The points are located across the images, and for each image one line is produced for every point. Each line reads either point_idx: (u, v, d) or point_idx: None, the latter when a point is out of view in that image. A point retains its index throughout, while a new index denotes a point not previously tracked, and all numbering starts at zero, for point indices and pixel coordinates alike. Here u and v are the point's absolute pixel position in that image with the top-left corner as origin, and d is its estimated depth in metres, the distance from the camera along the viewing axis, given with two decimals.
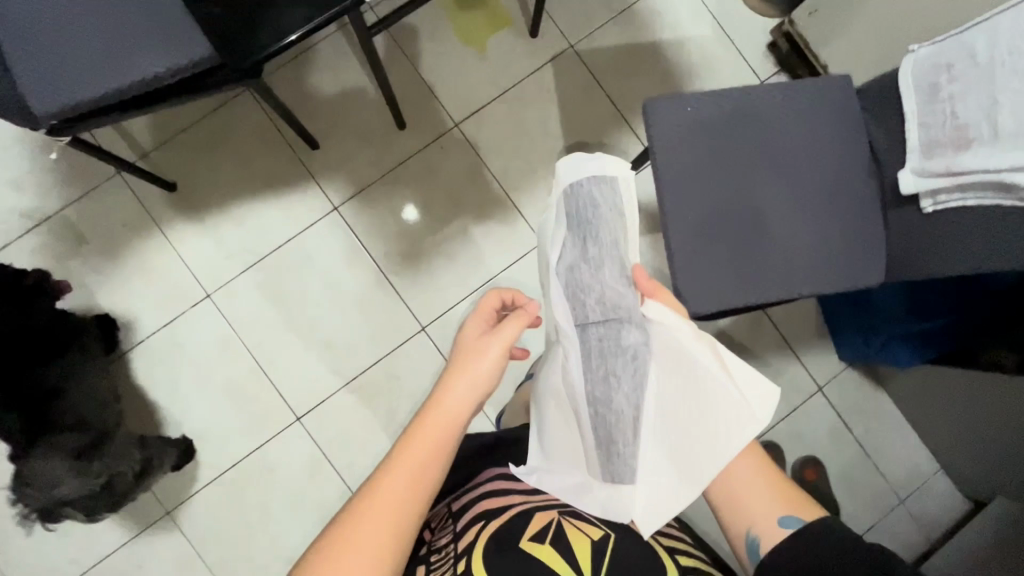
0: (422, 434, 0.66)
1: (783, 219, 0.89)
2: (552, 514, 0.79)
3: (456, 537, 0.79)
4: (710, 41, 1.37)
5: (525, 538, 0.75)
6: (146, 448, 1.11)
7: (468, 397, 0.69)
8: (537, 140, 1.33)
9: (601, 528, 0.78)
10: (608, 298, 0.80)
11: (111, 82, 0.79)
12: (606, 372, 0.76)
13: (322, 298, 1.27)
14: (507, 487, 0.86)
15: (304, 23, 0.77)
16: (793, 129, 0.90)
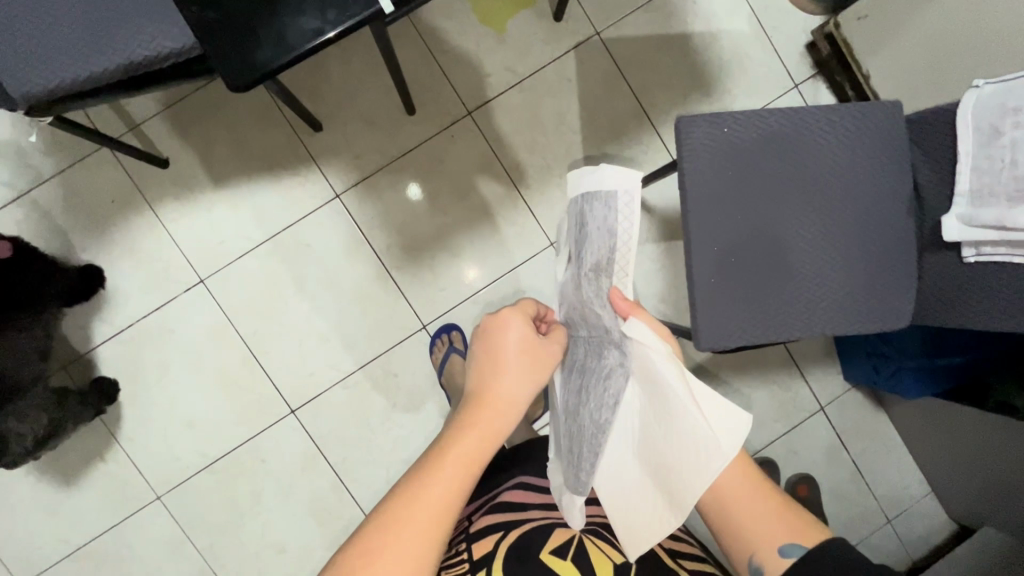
0: (471, 434, 0.63)
1: (812, 255, 0.84)
2: (572, 533, 0.78)
3: (470, 541, 0.78)
4: (745, 36, 1.27)
5: (546, 550, 0.74)
6: (63, 410, 1.05)
7: (516, 398, 0.67)
8: (554, 135, 1.25)
9: (622, 553, 0.77)
10: (589, 315, 0.77)
11: (93, 65, 0.71)
12: (581, 388, 0.75)
13: (320, 289, 1.22)
14: (529, 498, 0.86)
15: (311, 36, 0.61)
16: (832, 154, 0.83)
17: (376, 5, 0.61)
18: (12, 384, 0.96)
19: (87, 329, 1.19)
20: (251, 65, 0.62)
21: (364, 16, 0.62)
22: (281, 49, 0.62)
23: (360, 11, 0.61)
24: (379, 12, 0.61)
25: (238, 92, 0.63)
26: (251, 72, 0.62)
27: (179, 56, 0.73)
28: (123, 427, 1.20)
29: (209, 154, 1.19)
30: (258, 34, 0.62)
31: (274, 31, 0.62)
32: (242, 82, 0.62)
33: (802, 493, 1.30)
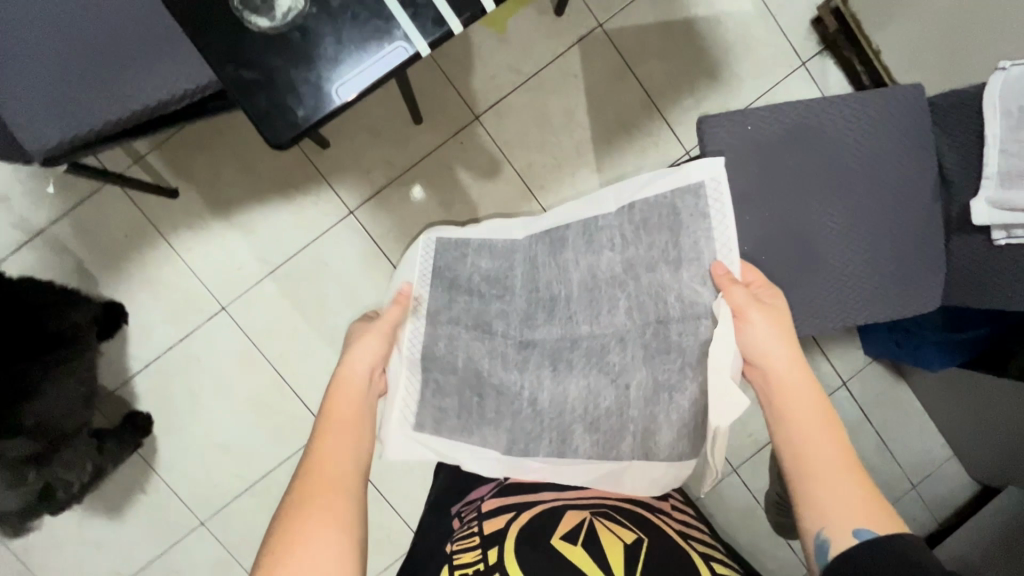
0: (341, 395, 0.69)
1: (844, 244, 0.84)
2: (583, 515, 0.76)
3: (481, 516, 0.79)
4: (749, 17, 1.25)
5: (557, 536, 0.73)
6: (102, 455, 1.06)
7: (375, 362, 0.74)
8: (562, 132, 1.24)
9: (634, 531, 0.73)
10: (685, 295, 0.75)
11: (108, 115, 0.70)
12: (630, 357, 0.79)
13: (341, 307, 1.22)
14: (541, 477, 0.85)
15: (348, 86, 0.60)
16: (856, 140, 0.83)
17: (413, 48, 0.60)
18: (59, 433, 0.98)
19: (113, 364, 1.19)
20: (286, 119, 0.60)
21: (400, 59, 0.60)
22: (319, 102, 0.60)
23: (398, 55, 0.60)
24: (415, 55, 0.60)
25: (279, 147, 0.60)
26: (290, 127, 0.60)
27: (194, 96, 0.72)
28: (160, 459, 1.21)
29: (219, 181, 1.18)
30: (293, 88, 0.60)
31: (309, 84, 0.60)
32: (280, 138, 0.60)
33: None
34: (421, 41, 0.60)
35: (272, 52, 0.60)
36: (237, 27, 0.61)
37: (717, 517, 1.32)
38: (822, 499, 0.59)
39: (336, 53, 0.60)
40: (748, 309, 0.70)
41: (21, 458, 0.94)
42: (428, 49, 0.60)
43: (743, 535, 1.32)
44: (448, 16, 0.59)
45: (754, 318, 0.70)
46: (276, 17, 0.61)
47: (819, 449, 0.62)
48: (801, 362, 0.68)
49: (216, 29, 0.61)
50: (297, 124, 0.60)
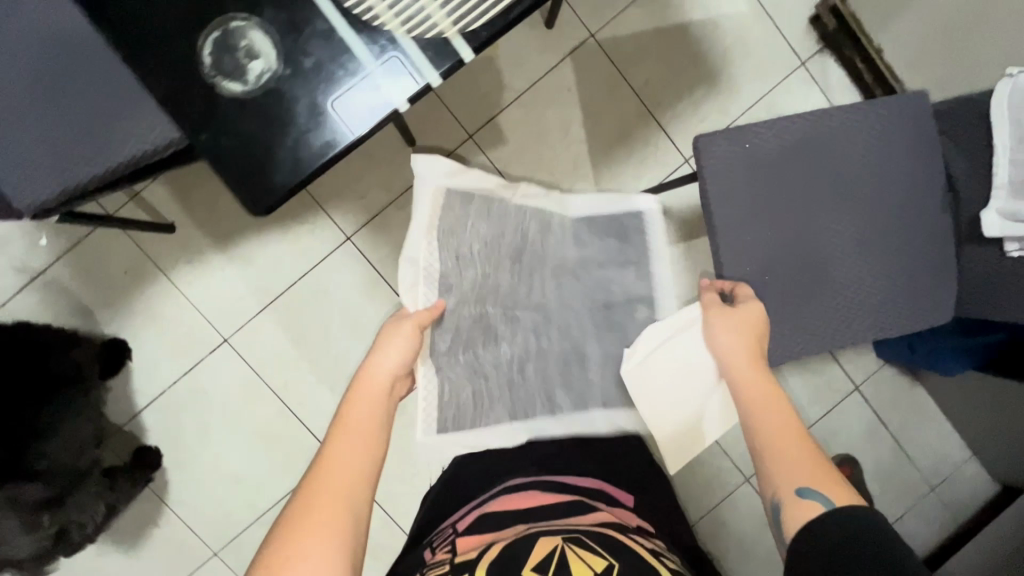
0: (359, 402, 0.66)
1: (851, 260, 0.81)
2: (555, 541, 0.64)
3: (454, 549, 0.69)
4: (746, 18, 1.22)
5: (529, 565, 0.60)
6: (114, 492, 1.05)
7: (399, 369, 0.70)
8: (558, 147, 1.21)
9: (606, 558, 0.61)
10: (628, 288, 0.95)
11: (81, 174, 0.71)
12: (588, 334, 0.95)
13: (342, 332, 1.22)
14: (518, 503, 0.77)
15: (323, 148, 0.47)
16: (861, 152, 0.80)
17: (387, 106, 0.47)
18: (72, 474, 0.98)
19: (120, 401, 1.19)
20: (266, 179, 0.47)
21: (380, 113, 0.47)
22: (302, 158, 0.47)
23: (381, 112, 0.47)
24: (392, 114, 0.47)
25: (260, 213, 0.47)
26: (271, 192, 0.47)
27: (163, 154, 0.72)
28: (172, 492, 1.21)
29: (215, 214, 1.17)
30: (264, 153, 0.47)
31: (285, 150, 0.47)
32: (262, 204, 0.47)
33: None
34: (401, 96, 0.47)
35: (238, 107, 0.47)
36: (189, 79, 0.47)
37: (732, 529, 1.30)
38: (777, 467, 0.61)
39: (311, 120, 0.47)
40: (711, 312, 0.75)
41: (35, 503, 0.94)
42: (406, 107, 0.47)
43: (759, 545, 1.30)
44: (421, 68, 0.46)
45: (716, 320, 0.74)
46: (249, 80, 0.47)
47: (781, 423, 0.64)
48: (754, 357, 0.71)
49: (159, 79, 0.48)
50: (278, 185, 0.47)
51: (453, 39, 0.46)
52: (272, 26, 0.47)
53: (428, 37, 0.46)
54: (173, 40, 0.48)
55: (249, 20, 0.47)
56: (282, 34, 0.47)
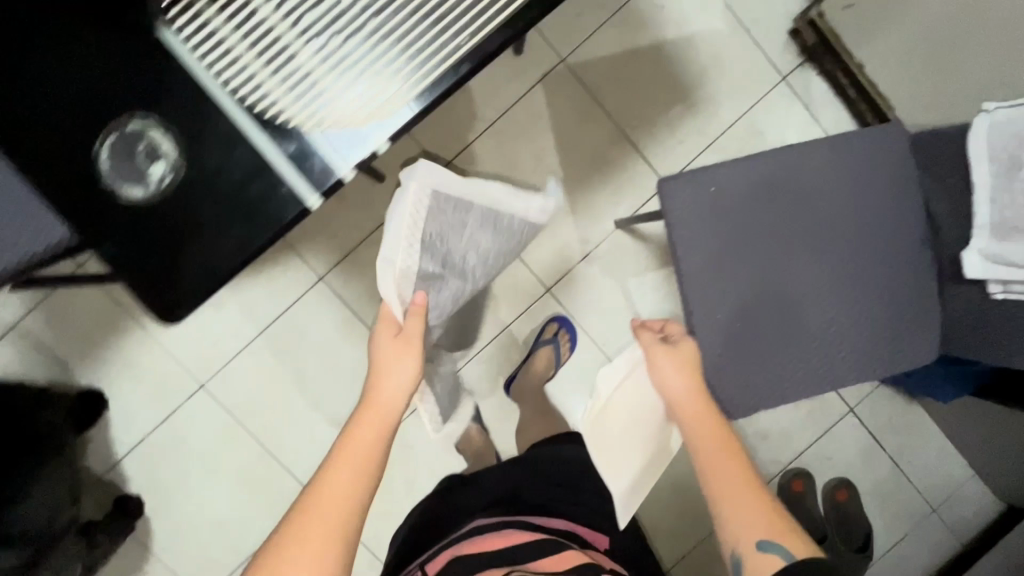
0: (365, 425, 0.66)
1: (827, 303, 0.77)
2: None
3: None
4: (723, 34, 1.17)
5: None
6: (95, 545, 1.08)
7: (408, 392, 0.70)
8: (533, 176, 1.18)
9: None
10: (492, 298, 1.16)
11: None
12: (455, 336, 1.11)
13: (320, 374, 1.20)
14: (487, 544, 0.78)
15: (233, 255, 0.44)
16: (835, 189, 0.76)
17: (300, 204, 0.44)
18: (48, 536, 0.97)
19: (100, 451, 1.18)
20: (177, 286, 0.43)
21: (293, 217, 0.44)
22: (215, 263, 0.43)
23: (293, 210, 0.44)
24: (305, 213, 0.44)
25: (173, 322, 0.44)
26: (185, 303, 0.43)
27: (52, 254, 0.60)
28: (155, 539, 1.20)
29: None
30: (162, 257, 0.43)
31: (187, 257, 0.43)
32: (173, 314, 0.44)
33: (797, 489, 1.27)
34: (312, 193, 0.44)
35: (142, 212, 0.43)
36: (83, 188, 0.43)
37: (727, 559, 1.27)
38: (734, 517, 0.61)
39: (214, 225, 0.43)
40: (653, 351, 0.74)
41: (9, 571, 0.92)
42: (320, 202, 0.44)
43: None
44: (335, 163, 0.44)
45: (659, 359, 0.73)
46: (151, 184, 0.43)
47: (734, 469, 0.64)
48: (698, 391, 0.71)
49: (49, 182, 0.42)
50: (192, 294, 0.44)
51: (368, 130, 0.43)
52: (174, 126, 0.43)
53: (341, 130, 0.43)
54: (64, 140, 0.42)
55: (147, 119, 0.43)
56: (184, 133, 0.43)
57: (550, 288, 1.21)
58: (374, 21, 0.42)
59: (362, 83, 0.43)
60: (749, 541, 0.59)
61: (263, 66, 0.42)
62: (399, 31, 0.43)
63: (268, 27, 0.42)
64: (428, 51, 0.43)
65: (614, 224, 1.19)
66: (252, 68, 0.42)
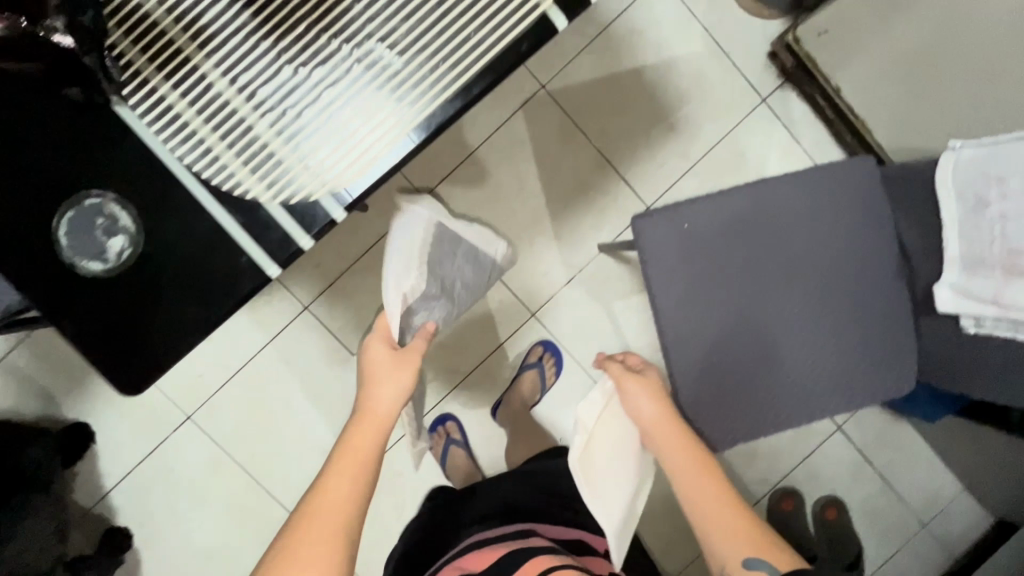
0: (361, 436, 0.65)
1: (802, 336, 0.78)
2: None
3: None
4: (702, 58, 1.18)
5: None
6: None
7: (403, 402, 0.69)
8: (515, 202, 1.18)
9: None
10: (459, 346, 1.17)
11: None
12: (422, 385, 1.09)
13: (306, 402, 1.20)
14: (483, 559, 0.76)
15: (194, 325, 0.44)
16: (806, 224, 0.77)
17: (261, 275, 0.44)
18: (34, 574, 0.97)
19: (88, 483, 1.18)
20: (140, 357, 0.44)
21: (254, 288, 0.44)
22: (176, 333, 0.44)
23: (252, 279, 0.44)
24: (266, 282, 0.45)
25: (134, 392, 0.44)
26: (149, 373, 0.44)
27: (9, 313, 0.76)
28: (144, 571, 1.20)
29: None
30: (124, 329, 0.44)
31: (150, 328, 0.44)
32: (136, 385, 0.44)
33: (787, 508, 1.27)
34: (271, 264, 0.44)
35: (102, 286, 0.43)
36: (42, 263, 0.43)
37: None
38: (719, 541, 0.63)
39: (174, 296, 0.44)
40: (624, 379, 0.75)
41: None
42: (281, 271, 0.45)
43: None
44: (294, 232, 0.44)
45: (630, 388, 0.74)
46: (109, 259, 0.43)
47: (712, 489, 0.66)
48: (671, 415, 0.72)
49: (10, 256, 0.43)
50: (156, 364, 0.44)
51: (375, 151, 0.43)
52: (129, 201, 0.43)
53: (333, 169, 0.43)
54: (24, 214, 0.43)
55: (103, 195, 0.43)
56: (140, 207, 0.43)
57: (535, 313, 1.21)
58: (343, 81, 0.43)
59: (364, 113, 0.43)
60: (735, 562, 0.61)
61: (219, 140, 0.42)
62: (369, 89, 0.43)
63: (223, 101, 0.42)
64: (416, 88, 0.43)
65: (598, 247, 1.19)
66: (208, 142, 0.42)
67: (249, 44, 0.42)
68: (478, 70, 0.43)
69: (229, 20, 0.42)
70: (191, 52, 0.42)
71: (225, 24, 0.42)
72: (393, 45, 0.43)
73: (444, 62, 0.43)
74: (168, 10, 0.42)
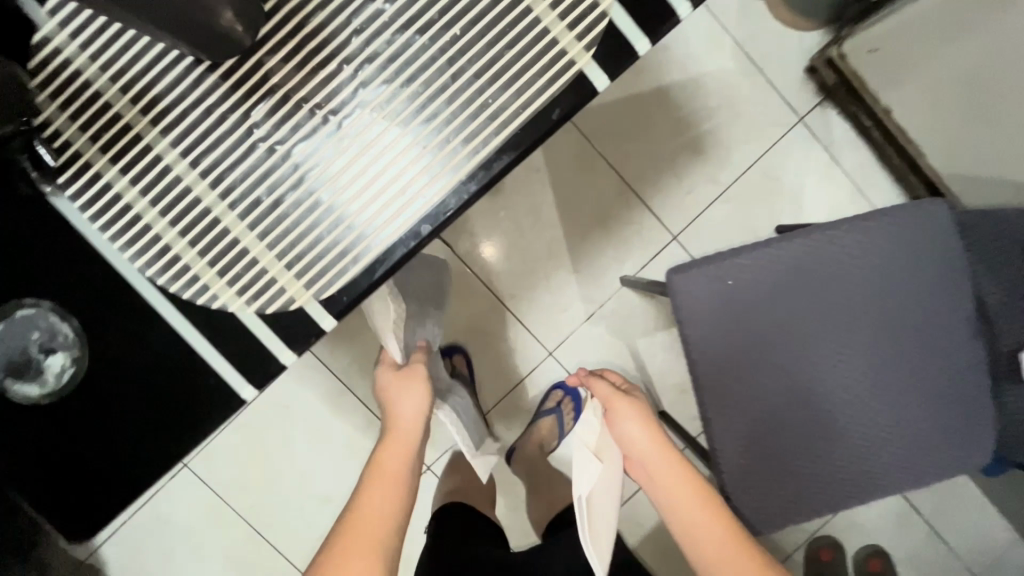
0: (389, 450, 0.58)
1: (863, 402, 0.68)
2: None
3: None
4: (734, 74, 1.08)
5: None
6: None
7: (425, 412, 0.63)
8: (531, 232, 1.09)
9: None
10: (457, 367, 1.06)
11: None
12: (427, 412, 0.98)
13: (309, 448, 1.12)
14: None
15: (150, 458, 0.36)
16: (866, 280, 0.67)
17: (234, 399, 0.36)
18: None
19: None
20: (89, 502, 0.37)
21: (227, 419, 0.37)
22: (129, 470, 0.36)
23: (221, 403, 0.36)
24: (240, 405, 0.36)
25: (83, 540, 0.37)
26: (102, 519, 0.37)
27: None
28: None
29: None
30: (70, 468, 0.36)
31: (97, 464, 0.36)
32: (85, 533, 0.37)
33: (824, 560, 1.17)
34: (245, 383, 0.36)
35: (49, 416, 0.36)
36: None
37: None
38: None
39: (127, 426, 0.36)
40: (614, 402, 0.63)
41: None
42: (259, 393, 0.36)
43: None
44: (274, 348, 0.36)
45: (621, 412, 0.62)
46: (48, 380, 0.35)
47: (725, 532, 0.56)
48: (670, 445, 0.60)
49: None
50: (109, 510, 0.37)
51: (393, 222, 0.35)
52: (72, 310, 0.35)
53: (347, 244, 0.35)
54: None
55: (38, 304, 0.35)
56: (85, 318, 0.35)
57: (552, 351, 1.11)
58: (351, 143, 0.35)
59: (378, 180, 0.35)
60: None
61: (181, 237, 0.35)
62: (389, 147, 0.35)
63: (185, 187, 0.35)
64: (446, 145, 0.35)
65: (620, 281, 1.10)
66: (169, 240, 0.35)
67: (215, 119, 0.34)
68: (501, 144, 0.35)
69: (187, 88, 0.34)
70: (143, 130, 0.34)
71: (183, 94, 0.34)
72: (394, 116, 0.35)
73: (457, 137, 0.35)
74: (110, 82, 0.34)
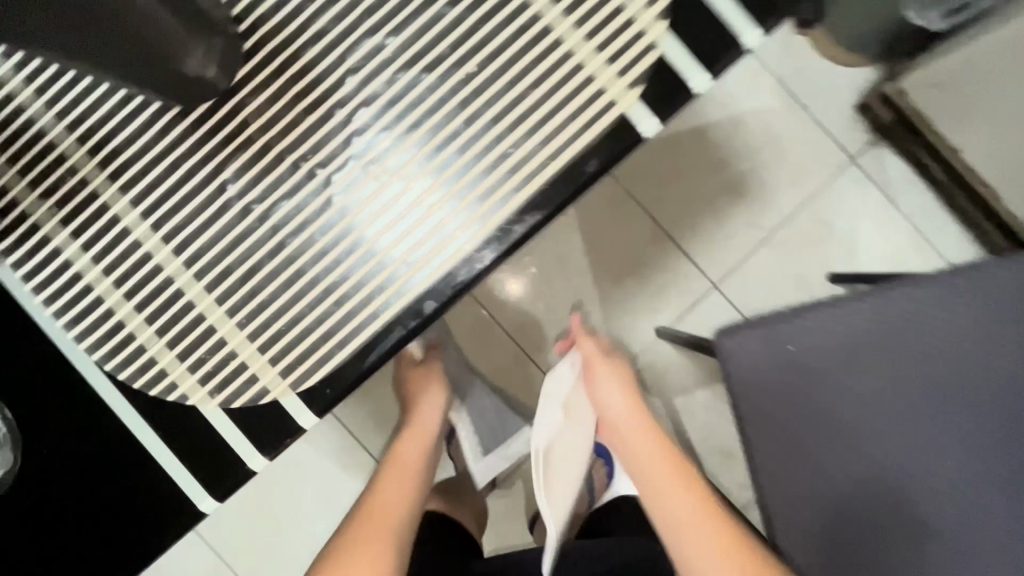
0: (409, 443, 0.65)
1: (967, 491, 0.56)
2: None
3: None
4: (777, 113, 1.01)
5: None
6: None
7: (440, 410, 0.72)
8: (559, 279, 1.02)
9: None
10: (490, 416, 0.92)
11: None
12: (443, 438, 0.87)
13: (317, 510, 1.04)
14: None
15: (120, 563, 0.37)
16: (957, 349, 0.57)
17: (193, 509, 0.37)
18: None
19: None
20: None
21: (221, 503, 0.37)
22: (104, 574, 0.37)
23: (182, 512, 0.37)
24: (199, 514, 0.37)
25: None
26: None
27: None
28: None
29: None
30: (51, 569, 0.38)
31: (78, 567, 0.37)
32: None
33: None
34: (207, 495, 0.37)
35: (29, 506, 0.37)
36: None
37: None
38: (688, 556, 0.50)
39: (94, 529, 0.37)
40: (593, 359, 0.63)
41: None
42: (219, 504, 0.37)
43: None
44: (243, 453, 0.36)
45: (598, 370, 0.62)
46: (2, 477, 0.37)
47: (685, 490, 0.54)
48: (642, 406, 0.60)
49: None
50: None
51: (392, 289, 0.35)
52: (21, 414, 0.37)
53: (339, 313, 0.35)
54: None
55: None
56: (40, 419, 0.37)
57: None
58: (349, 215, 0.35)
59: (379, 248, 0.35)
60: None
61: (151, 323, 0.35)
62: (393, 214, 0.35)
63: (159, 265, 0.35)
64: (458, 206, 0.35)
65: (656, 333, 1.00)
66: (135, 328, 0.35)
67: (196, 202, 0.35)
68: (524, 204, 0.34)
69: (170, 171, 0.35)
70: (120, 213, 0.35)
71: (164, 179, 0.35)
72: (408, 176, 0.35)
73: (473, 195, 0.35)
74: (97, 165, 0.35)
